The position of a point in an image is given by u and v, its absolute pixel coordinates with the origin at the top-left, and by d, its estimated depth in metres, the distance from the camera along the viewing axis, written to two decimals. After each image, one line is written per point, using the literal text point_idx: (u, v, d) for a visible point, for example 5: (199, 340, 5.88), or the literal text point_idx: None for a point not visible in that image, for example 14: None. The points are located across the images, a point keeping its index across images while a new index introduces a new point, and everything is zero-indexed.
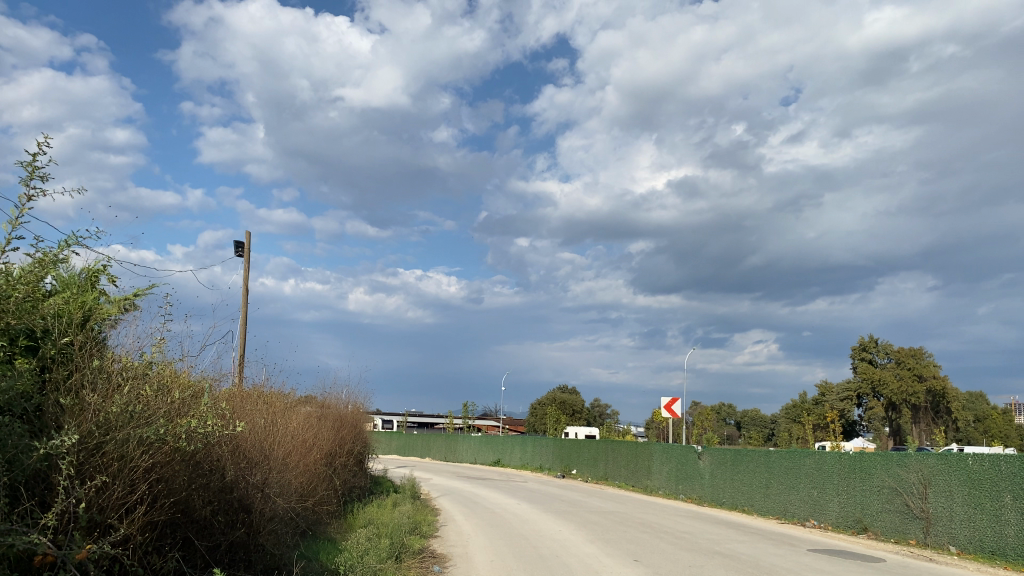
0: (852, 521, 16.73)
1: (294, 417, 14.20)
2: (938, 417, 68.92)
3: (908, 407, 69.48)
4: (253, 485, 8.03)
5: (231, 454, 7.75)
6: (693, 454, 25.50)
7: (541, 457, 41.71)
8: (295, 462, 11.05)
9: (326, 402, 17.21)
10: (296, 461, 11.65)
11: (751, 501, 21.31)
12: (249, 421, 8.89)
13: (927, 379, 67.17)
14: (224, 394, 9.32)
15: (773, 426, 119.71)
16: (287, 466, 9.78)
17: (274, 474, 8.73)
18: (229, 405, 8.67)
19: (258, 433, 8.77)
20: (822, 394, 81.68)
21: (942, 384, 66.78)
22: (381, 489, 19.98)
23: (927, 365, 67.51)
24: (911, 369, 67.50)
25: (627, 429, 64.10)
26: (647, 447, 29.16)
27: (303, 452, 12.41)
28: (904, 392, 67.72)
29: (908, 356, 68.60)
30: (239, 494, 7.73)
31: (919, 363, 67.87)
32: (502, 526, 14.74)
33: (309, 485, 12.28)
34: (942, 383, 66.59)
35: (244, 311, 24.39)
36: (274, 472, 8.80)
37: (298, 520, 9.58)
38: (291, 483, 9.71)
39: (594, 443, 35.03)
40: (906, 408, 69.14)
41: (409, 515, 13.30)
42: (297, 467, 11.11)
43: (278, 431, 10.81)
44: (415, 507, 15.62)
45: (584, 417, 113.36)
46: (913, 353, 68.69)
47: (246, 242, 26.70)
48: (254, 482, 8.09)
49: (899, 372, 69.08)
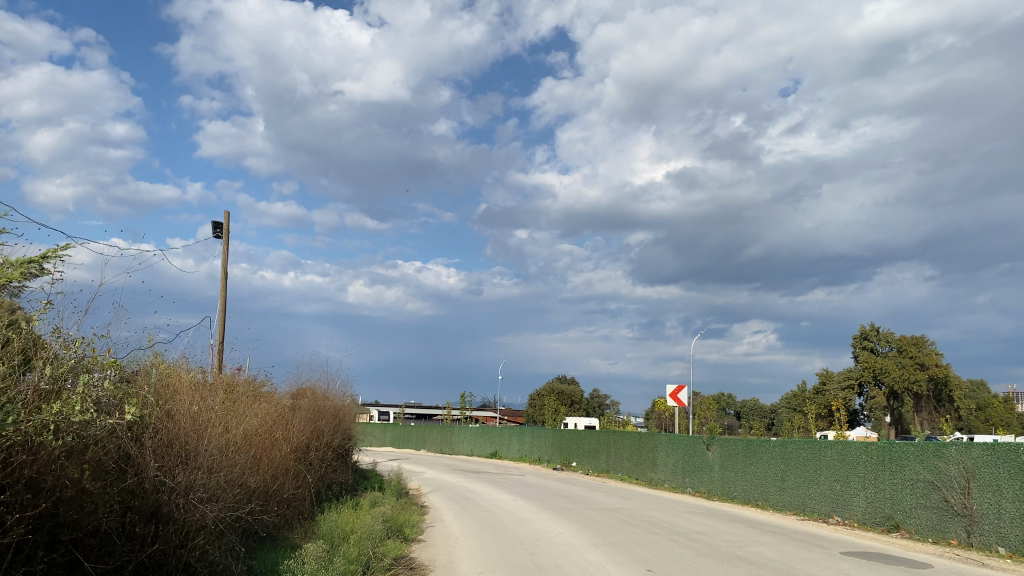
0: (881, 517, 15.21)
1: (261, 408, 12.65)
2: (941, 405, 67.52)
3: (910, 396, 67.95)
4: (185, 486, 6.57)
5: (148, 450, 6.26)
6: (701, 445, 23.95)
7: (539, 448, 40.26)
8: (246, 458, 9.49)
9: (302, 390, 15.65)
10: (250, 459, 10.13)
11: (767, 495, 19.72)
12: (190, 406, 7.39)
13: (929, 368, 65.66)
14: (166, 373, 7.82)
15: (773, 417, 118.15)
16: (237, 463, 8.24)
17: (219, 470, 7.26)
18: (163, 388, 7.17)
19: (202, 421, 7.28)
20: (824, 383, 80.27)
21: (945, 372, 65.22)
22: (365, 484, 18.44)
23: (930, 353, 66.01)
24: (913, 357, 66.04)
25: (626, 420, 62.63)
26: (651, 438, 27.62)
27: (258, 449, 10.87)
28: (906, 380, 66.18)
29: (910, 344, 67.10)
30: (157, 498, 6.27)
31: (921, 352, 66.35)
32: (495, 528, 13.16)
33: (265, 486, 10.75)
34: (945, 371, 65.07)
35: (222, 295, 22.81)
36: (220, 468, 7.33)
37: (243, 529, 8.06)
38: (239, 485, 8.17)
39: (594, 434, 33.51)
40: (909, 397, 67.65)
41: (387, 517, 11.75)
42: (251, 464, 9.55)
43: (229, 422, 9.31)
44: (398, 506, 14.01)
45: (583, 409, 111.95)
46: (915, 341, 67.08)
47: (225, 222, 25.11)
48: (186, 482, 6.63)
49: (901, 360, 67.58)
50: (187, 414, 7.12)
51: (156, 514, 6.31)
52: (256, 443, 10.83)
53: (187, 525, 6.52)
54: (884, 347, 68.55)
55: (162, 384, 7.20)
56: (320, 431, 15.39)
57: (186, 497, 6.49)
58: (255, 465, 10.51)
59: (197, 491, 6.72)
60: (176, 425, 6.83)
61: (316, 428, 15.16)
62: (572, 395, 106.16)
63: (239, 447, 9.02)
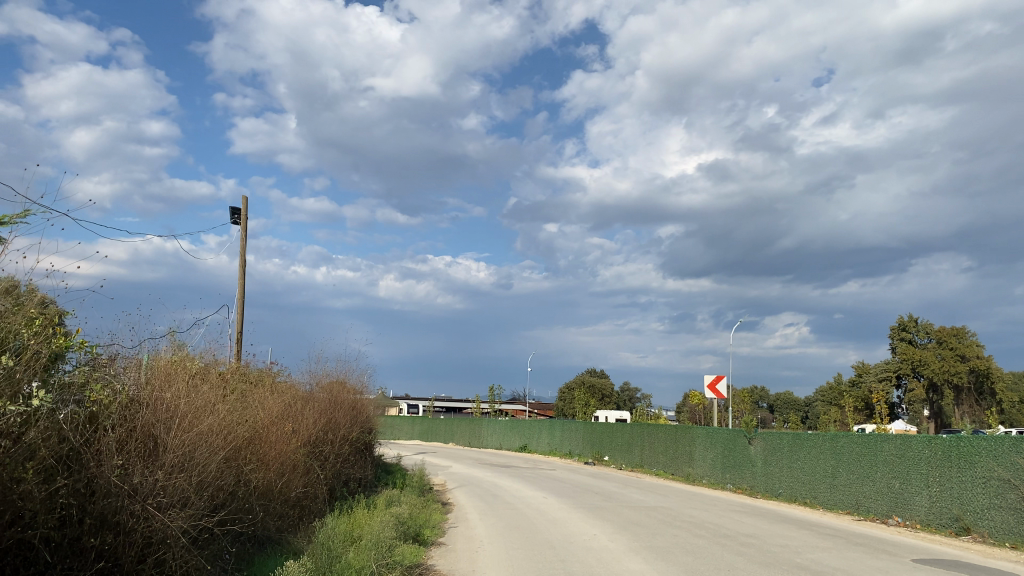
0: (948, 518, 13.85)
1: (270, 401, 11.66)
2: (982, 399, 65.14)
3: (949, 389, 65.73)
4: (150, 489, 5.58)
5: (100, 446, 5.29)
6: (742, 439, 22.62)
7: (569, 442, 39.14)
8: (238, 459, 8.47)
9: (317, 381, 14.64)
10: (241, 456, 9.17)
11: (816, 493, 18.37)
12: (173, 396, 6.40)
13: (970, 359, 63.53)
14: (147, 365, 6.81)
15: (808, 410, 115.84)
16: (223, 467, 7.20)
17: (201, 467, 6.30)
18: (138, 376, 6.18)
19: (186, 407, 6.32)
20: (860, 376, 78.22)
21: (987, 364, 62.99)
22: (387, 480, 17.44)
23: (970, 344, 63.95)
24: (953, 349, 63.99)
25: (658, 413, 61.26)
26: (688, 431, 26.34)
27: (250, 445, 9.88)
28: (947, 372, 63.89)
29: (950, 335, 65.06)
30: (112, 502, 5.30)
31: (960, 343, 64.35)
32: (523, 530, 12.05)
33: (260, 486, 9.77)
34: (987, 363, 62.83)
35: (241, 283, 21.89)
36: (202, 470, 6.31)
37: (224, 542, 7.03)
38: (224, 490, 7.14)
39: (627, 427, 32.28)
40: (949, 390, 65.43)
41: (404, 518, 10.67)
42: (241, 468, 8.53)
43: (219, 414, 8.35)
44: (418, 505, 12.94)
45: (614, 402, 110.59)
46: (955, 333, 65.05)
47: (243, 208, 24.20)
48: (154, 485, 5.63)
49: (940, 352, 65.39)
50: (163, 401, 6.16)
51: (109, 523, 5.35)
52: (248, 438, 9.85)
53: (149, 535, 5.54)
54: (923, 338, 66.62)
55: (138, 368, 6.23)
56: (337, 424, 14.37)
57: (148, 501, 5.53)
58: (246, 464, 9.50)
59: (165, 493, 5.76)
60: (148, 414, 5.87)
61: (332, 422, 14.17)
62: (602, 389, 104.80)
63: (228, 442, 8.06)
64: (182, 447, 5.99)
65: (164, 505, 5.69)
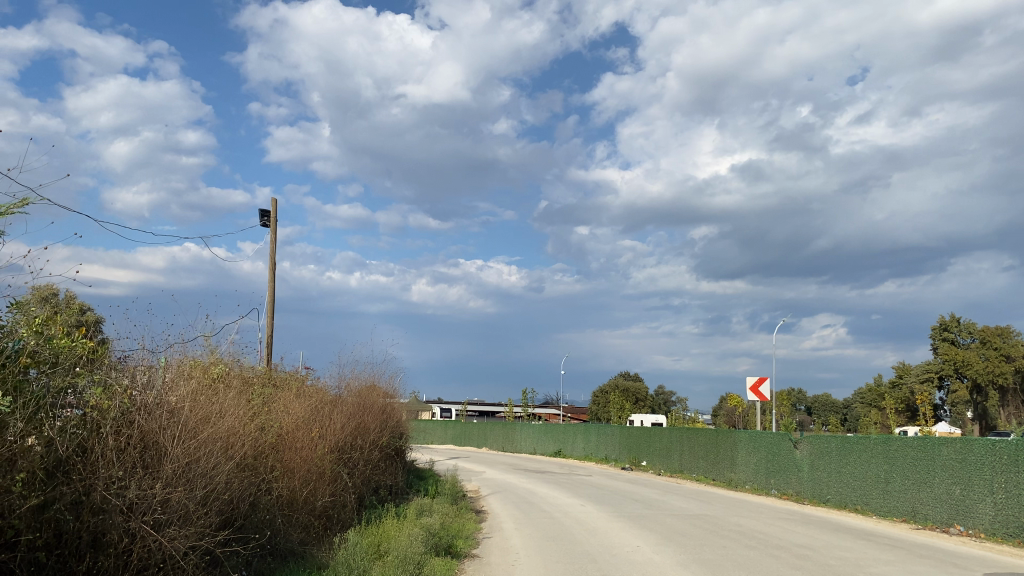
0: (1014, 528, 12.98)
1: (296, 404, 11.25)
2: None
3: (994, 390, 63.70)
4: (145, 504, 5.32)
5: (89, 461, 5.06)
6: (787, 443, 21.74)
7: (605, 446, 38.37)
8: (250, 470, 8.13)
9: (346, 385, 14.17)
10: (257, 464, 8.88)
11: (868, 499, 17.49)
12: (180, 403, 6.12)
13: (1016, 360, 61.58)
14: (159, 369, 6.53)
15: (847, 413, 113.57)
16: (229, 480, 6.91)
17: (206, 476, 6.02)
18: (142, 382, 5.93)
19: (190, 413, 6.05)
20: (900, 377, 76.35)
21: None
22: (419, 487, 16.92)
23: (1015, 344, 62.01)
24: (998, 349, 62.05)
25: (694, 416, 60.20)
26: (730, 435, 25.49)
27: (272, 453, 9.55)
28: (991, 373, 61.95)
29: (994, 335, 63.16)
30: (102, 518, 5.06)
31: (1006, 343, 62.40)
32: (560, 540, 11.43)
33: (284, 495, 9.44)
34: None
35: (270, 286, 21.53)
36: (206, 483, 6.01)
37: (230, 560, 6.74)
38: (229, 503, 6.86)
39: (666, 432, 31.48)
40: (994, 391, 63.45)
41: (435, 529, 10.10)
42: (254, 480, 8.20)
43: (235, 419, 8.09)
44: (450, 514, 12.38)
45: (648, 405, 109.32)
46: (1000, 332, 63.14)
47: (272, 210, 23.83)
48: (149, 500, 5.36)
49: (984, 352, 63.50)
50: (164, 408, 5.90)
51: (96, 542, 5.10)
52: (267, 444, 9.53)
53: (141, 554, 5.30)
54: (966, 339, 64.79)
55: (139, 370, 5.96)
56: (367, 427, 13.94)
57: (144, 518, 5.27)
58: (266, 473, 9.18)
59: (164, 508, 5.49)
60: (148, 423, 5.62)
61: (363, 425, 13.76)
62: (637, 392, 103.65)
63: (240, 450, 7.79)
64: (184, 456, 5.72)
65: (162, 520, 5.43)
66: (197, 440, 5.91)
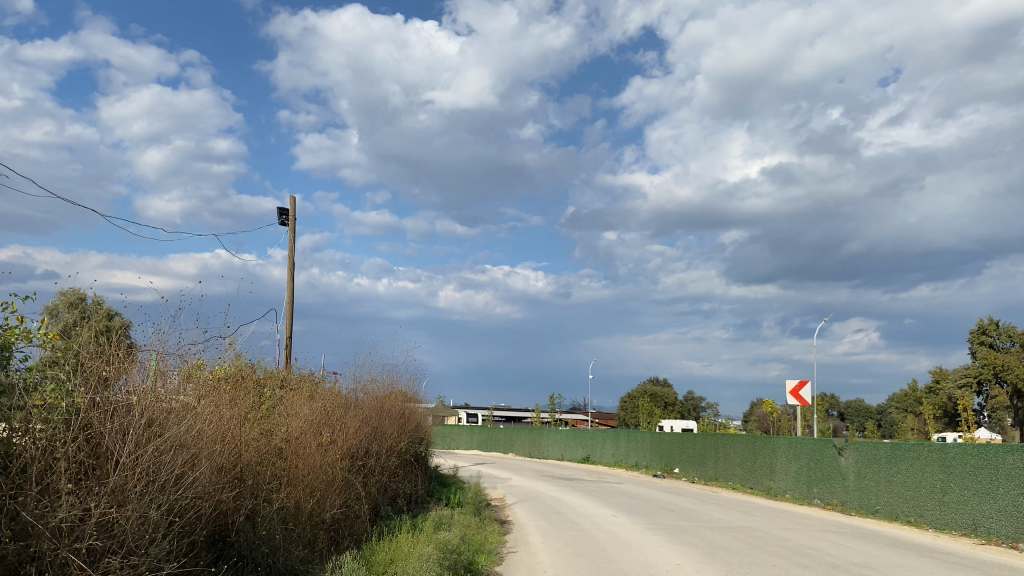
0: None
1: (305, 405, 10.41)
2: None
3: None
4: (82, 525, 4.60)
5: (16, 474, 4.33)
6: (831, 450, 20.57)
7: (636, 453, 37.27)
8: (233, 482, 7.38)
9: (363, 386, 13.33)
10: (255, 471, 8.16)
11: (922, 511, 16.27)
12: (143, 405, 5.42)
13: None
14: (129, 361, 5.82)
15: (881, 419, 111.12)
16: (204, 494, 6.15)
17: (163, 491, 5.34)
18: (99, 379, 5.24)
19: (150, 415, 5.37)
20: (937, 382, 74.16)
21: None
22: (441, 495, 16.06)
23: None
24: None
25: (725, 423, 58.70)
26: (769, 441, 24.32)
27: (274, 460, 8.78)
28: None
29: None
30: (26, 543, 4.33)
31: None
32: (592, 556, 10.51)
33: (288, 507, 8.65)
34: None
35: (289, 286, 20.78)
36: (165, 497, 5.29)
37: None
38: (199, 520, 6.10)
39: (699, 438, 30.30)
40: None
41: (453, 545, 9.19)
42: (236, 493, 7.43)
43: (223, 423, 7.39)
44: (472, 526, 11.49)
45: (678, 411, 107.57)
46: None
47: (292, 209, 23.08)
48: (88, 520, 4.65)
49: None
50: (120, 409, 5.22)
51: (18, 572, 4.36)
52: (269, 449, 8.79)
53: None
54: (1005, 343, 62.73)
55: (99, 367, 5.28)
56: (385, 432, 13.07)
57: (79, 543, 4.55)
58: (265, 482, 8.40)
59: (105, 531, 4.78)
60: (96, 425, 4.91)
61: (381, 430, 12.90)
62: (666, 397, 102.10)
63: (226, 457, 7.09)
64: (138, 466, 5.03)
65: (100, 547, 4.71)
66: (155, 448, 5.23)
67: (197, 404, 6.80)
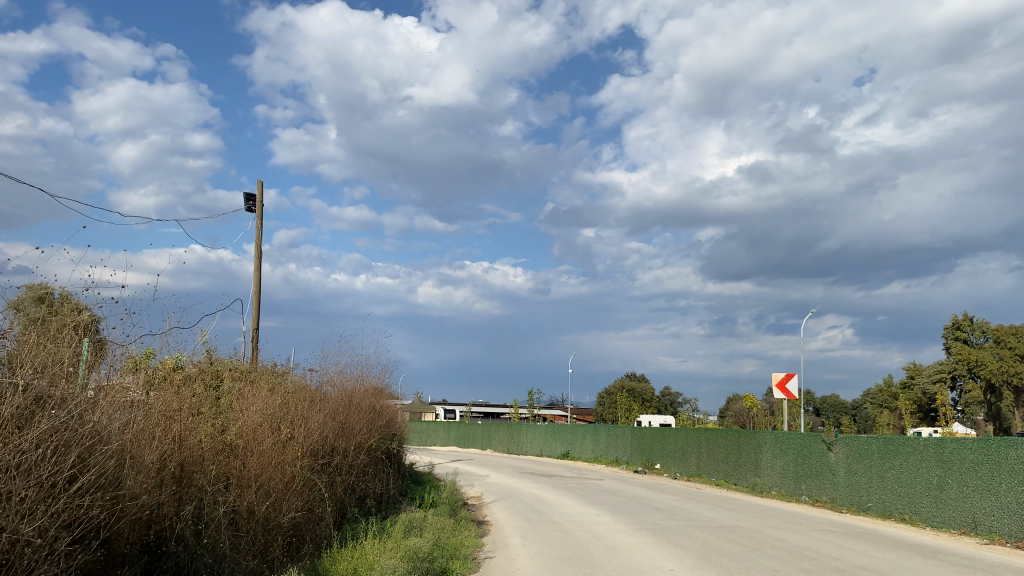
0: None
1: (264, 398, 9.55)
2: None
3: (1008, 390, 61.27)
4: None
5: None
6: (819, 445, 19.89)
7: (616, 449, 36.53)
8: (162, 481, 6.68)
9: (331, 379, 12.40)
10: (199, 469, 7.39)
11: (917, 508, 15.60)
12: (38, 389, 4.76)
13: None
14: (39, 339, 5.16)
15: (857, 414, 111.45)
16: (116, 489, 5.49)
17: (52, 488, 4.67)
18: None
19: (47, 406, 4.76)
20: (912, 378, 74.05)
21: None
22: (414, 494, 15.16)
23: None
24: (1012, 349, 59.68)
25: (703, 418, 58.26)
26: (753, 436, 23.62)
27: (223, 459, 7.99)
28: (1004, 373, 59.70)
29: (1008, 335, 60.92)
30: None
31: (1020, 342, 60.10)
32: (576, 560, 9.66)
33: (239, 509, 7.82)
34: None
35: (255, 274, 19.76)
36: (47, 494, 4.62)
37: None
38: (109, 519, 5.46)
39: (681, 433, 29.60)
40: (1008, 391, 60.95)
41: (423, 551, 8.29)
42: (167, 493, 6.74)
43: (148, 418, 6.70)
44: (447, 530, 10.60)
45: (656, 407, 107.18)
46: (1014, 332, 60.98)
47: (258, 194, 22.01)
48: None
49: (997, 352, 61.24)
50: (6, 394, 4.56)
51: None
52: (216, 446, 7.98)
53: None
54: (979, 338, 62.60)
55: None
56: (354, 428, 12.19)
57: None
58: (212, 481, 7.63)
59: None
60: None
61: (348, 426, 11.98)
62: (643, 393, 101.71)
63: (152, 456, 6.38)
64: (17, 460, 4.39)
65: None
66: (42, 439, 4.59)
67: (112, 396, 6.06)
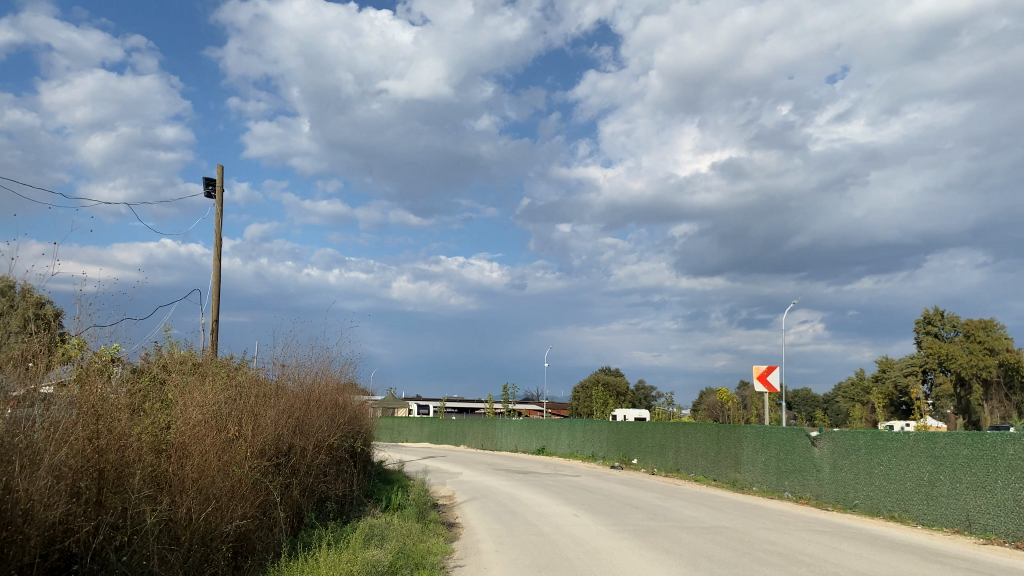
0: None
1: (213, 391, 8.64)
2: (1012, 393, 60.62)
3: (978, 383, 61.25)
4: None
5: None
6: (803, 440, 19.25)
7: (592, 443, 35.82)
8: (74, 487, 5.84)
9: (292, 374, 11.48)
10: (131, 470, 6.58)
11: (907, 505, 14.98)
12: None
13: (999, 353, 59.31)
14: None
15: (830, 407, 111.76)
16: None
17: None
18: None
19: None
20: (883, 371, 74.02)
21: (1017, 358, 58.73)
22: (381, 495, 14.26)
23: (999, 337, 59.56)
24: (981, 342, 59.58)
25: (677, 413, 57.64)
26: (734, 430, 22.95)
27: (160, 461, 7.13)
28: (974, 366, 59.63)
29: (978, 327, 60.45)
30: None
31: (988, 336, 59.86)
32: (555, 567, 8.84)
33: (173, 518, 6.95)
34: (1017, 356, 58.45)
35: (215, 264, 18.70)
36: None
37: None
38: None
39: (659, 428, 28.89)
40: (977, 383, 60.89)
41: (381, 563, 7.41)
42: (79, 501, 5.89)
43: (66, 414, 5.87)
44: (414, 535, 9.73)
45: (631, 401, 106.85)
46: (982, 325, 60.22)
47: (219, 178, 20.89)
48: None
49: (968, 346, 61.23)
50: None
51: None
52: (153, 447, 7.12)
53: None
54: (949, 332, 62.55)
55: None
56: (314, 427, 11.28)
57: None
58: (145, 486, 6.76)
59: None
60: None
61: (307, 424, 11.09)
62: (618, 386, 101.26)
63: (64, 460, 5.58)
64: None
65: None
66: None
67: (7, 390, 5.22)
